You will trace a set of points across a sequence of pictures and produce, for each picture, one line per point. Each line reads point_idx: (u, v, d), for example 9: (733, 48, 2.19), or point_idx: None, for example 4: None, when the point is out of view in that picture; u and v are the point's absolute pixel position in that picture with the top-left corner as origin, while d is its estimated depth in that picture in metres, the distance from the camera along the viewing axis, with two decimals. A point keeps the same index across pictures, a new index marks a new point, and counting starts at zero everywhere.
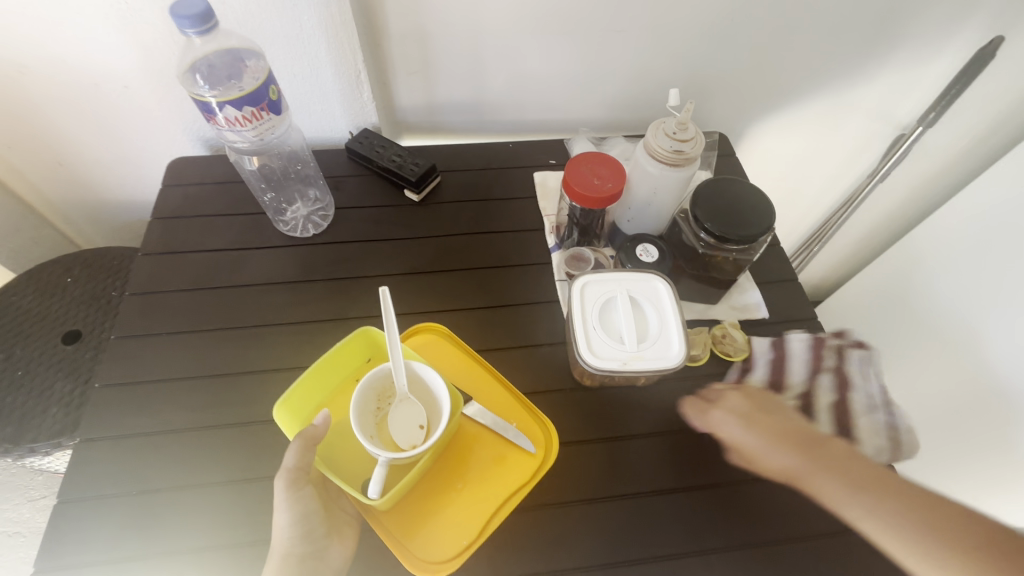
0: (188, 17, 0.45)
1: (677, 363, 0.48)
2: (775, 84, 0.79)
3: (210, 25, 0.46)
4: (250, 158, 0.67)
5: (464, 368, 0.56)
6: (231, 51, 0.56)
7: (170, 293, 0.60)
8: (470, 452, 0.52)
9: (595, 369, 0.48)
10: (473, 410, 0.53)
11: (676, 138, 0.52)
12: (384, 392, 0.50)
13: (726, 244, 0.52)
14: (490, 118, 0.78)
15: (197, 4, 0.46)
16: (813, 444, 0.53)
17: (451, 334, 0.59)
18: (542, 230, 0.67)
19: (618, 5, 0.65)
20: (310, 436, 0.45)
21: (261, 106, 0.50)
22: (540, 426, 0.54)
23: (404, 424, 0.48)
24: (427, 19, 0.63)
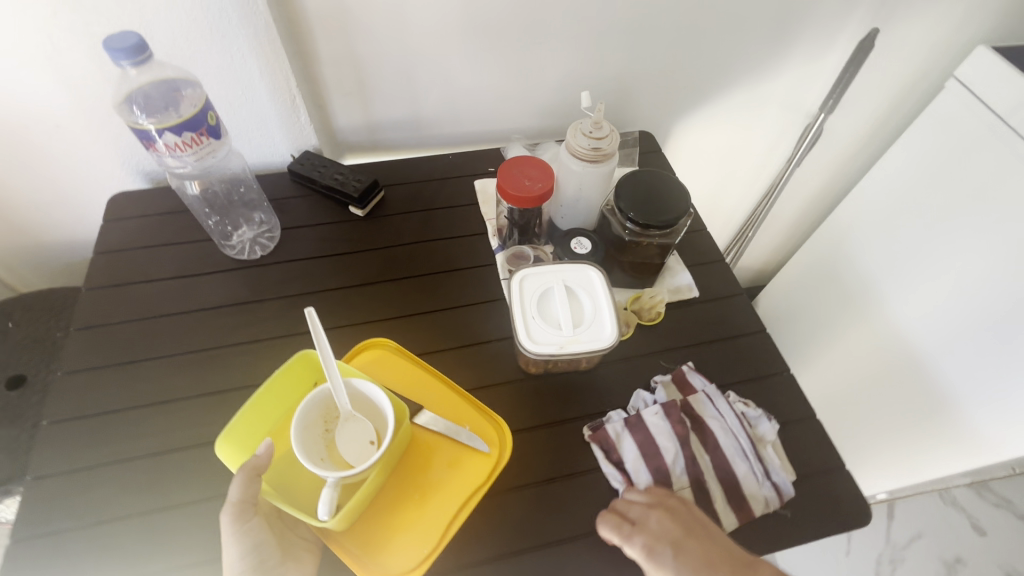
0: (123, 50, 0.46)
1: (610, 344, 0.52)
2: (691, 84, 0.85)
3: (145, 56, 0.48)
4: (191, 183, 0.69)
5: (411, 378, 0.58)
6: (167, 81, 0.55)
7: (117, 325, 0.60)
8: (427, 459, 0.54)
9: (534, 353, 0.52)
10: (424, 419, 0.55)
11: (594, 136, 0.56)
12: (328, 414, 0.52)
13: (650, 230, 0.57)
14: (428, 133, 0.82)
15: (130, 37, 0.47)
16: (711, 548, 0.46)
17: (397, 345, 0.61)
18: (484, 234, 0.70)
19: (537, 20, 0.69)
20: (254, 467, 0.45)
21: (200, 131, 0.52)
22: (494, 426, 0.56)
23: (354, 441, 0.50)
24: (357, 43, 0.67)
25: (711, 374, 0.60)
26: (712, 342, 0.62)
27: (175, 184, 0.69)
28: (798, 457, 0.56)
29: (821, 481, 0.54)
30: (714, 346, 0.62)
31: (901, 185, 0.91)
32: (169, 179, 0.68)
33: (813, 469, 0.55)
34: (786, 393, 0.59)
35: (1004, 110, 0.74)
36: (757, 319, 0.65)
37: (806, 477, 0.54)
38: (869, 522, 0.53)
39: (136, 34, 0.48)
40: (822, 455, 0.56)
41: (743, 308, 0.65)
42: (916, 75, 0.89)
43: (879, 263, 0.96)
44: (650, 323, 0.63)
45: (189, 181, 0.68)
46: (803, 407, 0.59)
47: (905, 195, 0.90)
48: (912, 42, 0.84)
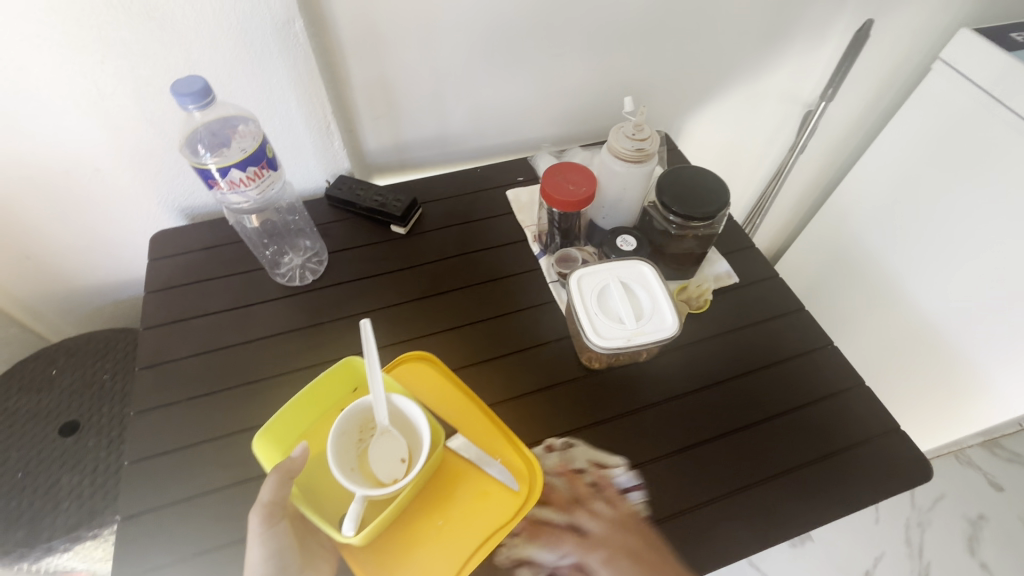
0: (191, 94, 0.48)
1: (674, 331, 0.55)
2: (697, 83, 0.89)
3: (208, 97, 0.49)
4: (249, 216, 0.71)
5: (447, 397, 0.58)
6: (225, 118, 0.59)
7: (180, 360, 0.60)
8: (454, 484, 0.54)
9: (603, 347, 0.54)
10: (457, 443, 0.55)
11: (636, 138, 0.59)
12: (365, 424, 0.53)
13: (694, 222, 0.60)
14: (453, 149, 0.84)
15: (194, 81, 0.49)
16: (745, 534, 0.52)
17: (439, 362, 0.61)
18: (525, 240, 0.73)
19: (556, 33, 0.73)
20: (287, 470, 0.47)
21: (261, 164, 0.53)
22: (526, 463, 0.55)
23: (386, 458, 0.51)
24: (388, 67, 0.69)
25: (763, 354, 0.63)
26: (758, 324, 0.65)
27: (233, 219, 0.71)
28: (857, 424, 0.59)
29: (880, 443, 0.58)
30: (761, 328, 0.65)
31: (898, 163, 0.96)
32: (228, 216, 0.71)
33: (872, 433, 0.58)
34: (834, 365, 0.63)
35: (989, 84, 0.80)
36: (796, 299, 0.68)
37: (866, 441, 0.58)
38: (929, 477, 0.56)
39: (198, 78, 0.50)
40: (878, 419, 0.59)
41: (782, 290, 0.69)
42: (903, 59, 0.95)
43: (884, 238, 1.01)
44: (699, 312, 0.66)
45: (248, 216, 0.71)
46: (852, 377, 0.62)
47: (903, 172, 0.95)
48: (897, 29, 0.90)
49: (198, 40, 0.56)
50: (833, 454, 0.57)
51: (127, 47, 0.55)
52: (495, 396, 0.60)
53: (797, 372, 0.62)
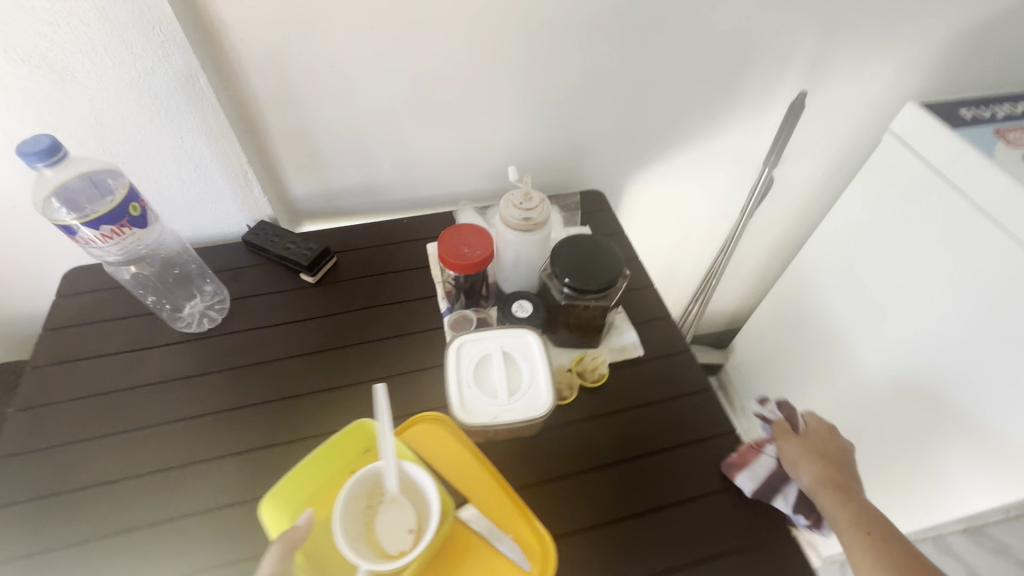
0: (35, 153, 0.48)
1: (546, 410, 0.52)
2: (638, 144, 0.89)
3: (59, 153, 0.50)
4: (127, 267, 0.70)
5: (460, 461, 0.56)
6: (88, 175, 0.57)
7: (60, 404, 0.60)
8: (464, 561, 0.50)
9: (466, 423, 0.51)
10: (468, 513, 0.53)
11: (524, 208, 0.58)
12: (374, 490, 0.51)
13: (587, 295, 0.58)
14: (386, 199, 0.84)
15: (42, 140, 0.49)
16: (845, 481, 0.54)
17: (446, 420, 0.59)
18: (434, 297, 0.71)
19: (480, 91, 0.73)
20: (289, 539, 0.45)
21: (122, 223, 0.54)
22: (539, 541, 0.51)
23: (393, 528, 0.48)
24: (309, 121, 0.70)
25: (659, 437, 0.59)
26: (660, 403, 0.61)
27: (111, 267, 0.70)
28: (749, 523, 0.54)
29: (771, 549, 0.53)
30: (662, 407, 0.61)
31: (853, 233, 0.93)
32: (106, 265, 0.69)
33: (763, 535, 0.54)
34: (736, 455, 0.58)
35: (941, 162, 0.77)
36: (706, 377, 0.64)
37: (755, 545, 0.53)
38: None
39: (50, 135, 0.50)
40: (772, 520, 0.55)
41: (692, 365, 0.65)
42: (857, 126, 0.93)
43: (841, 308, 0.96)
44: (595, 385, 0.62)
45: (126, 266, 0.70)
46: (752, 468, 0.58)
47: (859, 242, 0.92)
48: (846, 98, 0.88)
49: (102, 92, 0.58)
50: (718, 555, 0.52)
51: (33, 97, 0.56)
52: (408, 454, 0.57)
53: (692, 459, 0.58)
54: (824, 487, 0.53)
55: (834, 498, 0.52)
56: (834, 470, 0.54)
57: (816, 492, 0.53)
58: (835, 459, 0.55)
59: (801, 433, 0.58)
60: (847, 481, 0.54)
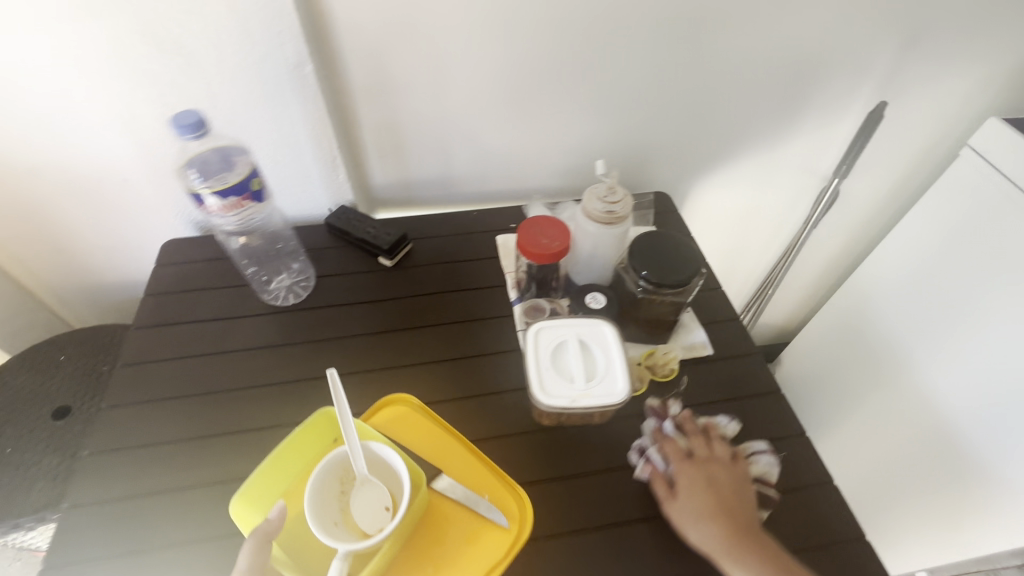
0: (184, 126, 0.51)
1: (622, 399, 0.53)
2: (705, 149, 0.90)
3: (203, 130, 0.53)
4: (236, 238, 0.75)
5: (431, 439, 0.59)
6: (222, 150, 0.66)
7: (160, 362, 0.64)
8: (444, 529, 0.53)
9: (546, 405, 0.53)
10: (444, 484, 0.55)
11: (609, 200, 0.59)
12: (345, 475, 0.53)
13: (664, 289, 0.59)
14: (457, 191, 0.87)
15: (189, 114, 0.52)
16: (745, 529, 0.48)
17: (421, 403, 0.62)
18: (504, 286, 0.73)
19: (558, 89, 0.76)
20: (264, 531, 0.47)
21: (245, 195, 0.55)
22: (517, 500, 0.55)
23: (368, 507, 0.51)
24: (396, 112, 0.74)
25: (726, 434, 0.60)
26: (728, 401, 0.62)
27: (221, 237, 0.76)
28: (818, 523, 0.54)
29: (841, 550, 0.53)
30: (729, 405, 0.62)
31: (920, 248, 0.91)
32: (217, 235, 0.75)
33: (833, 536, 0.54)
34: (805, 457, 0.58)
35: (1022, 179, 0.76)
36: (773, 379, 0.64)
37: (826, 545, 0.53)
38: None
39: (197, 111, 0.54)
40: (842, 522, 0.54)
41: (759, 368, 0.65)
42: (930, 141, 0.92)
43: (904, 324, 0.94)
44: (664, 380, 0.63)
45: (235, 237, 0.75)
46: (821, 471, 0.58)
47: (926, 257, 0.90)
48: (921, 112, 0.87)
49: (219, 76, 0.62)
50: (787, 551, 0.53)
51: (157, 79, 0.62)
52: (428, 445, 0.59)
53: None
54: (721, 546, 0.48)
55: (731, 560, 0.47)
56: (734, 517, 0.49)
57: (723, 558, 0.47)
58: (733, 500, 0.50)
59: (696, 466, 0.52)
60: (735, 519, 0.49)
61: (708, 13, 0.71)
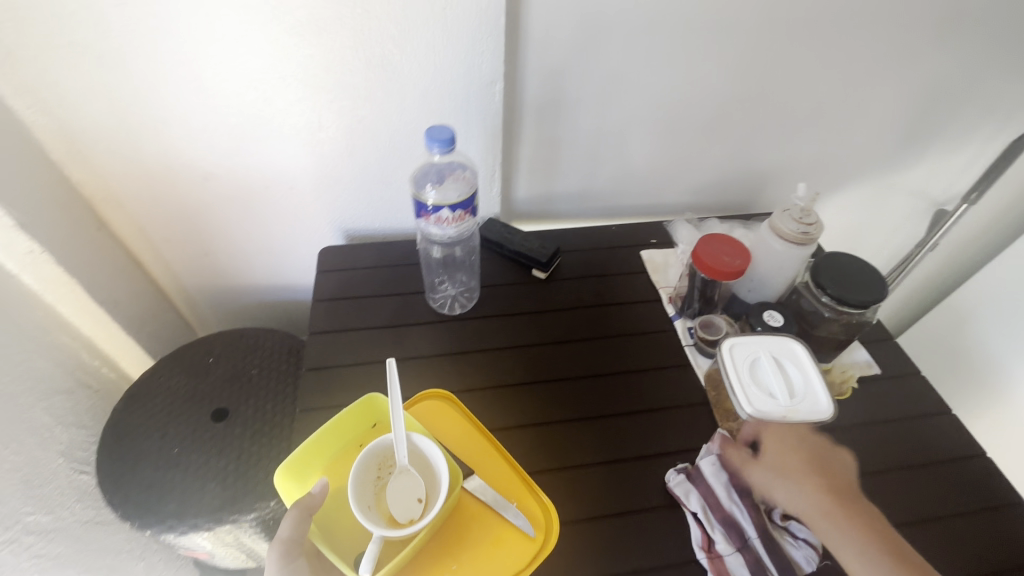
0: (442, 141, 0.52)
1: (830, 416, 0.54)
2: (829, 170, 0.92)
3: (451, 147, 0.54)
4: (436, 247, 0.76)
5: (466, 435, 0.60)
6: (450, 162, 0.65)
7: (342, 368, 0.65)
8: (470, 528, 0.54)
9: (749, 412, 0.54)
10: (474, 484, 0.56)
11: (803, 222, 0.63)
12: (385, 462, 0.54)
13: (847, 306, 0.60)
14: (591, 206, 0.89)
15: (444, 132, 0.53)
16: (846, 496, 0.51)
17: (453, 399, 0.63)
18: (659, 301, 0.75)
19: (709, 109, 0.78)
20: (305, 504, 0.50)
21: (468, 210, 0.57)
22: (542, 508, 0.55)
23: (403, 497, 0.52)
24: (558, 128, 0.76)
25: (909, 452, 0.60)
26: (903, 420, 0.63)
27: (421, 246, 0.76)
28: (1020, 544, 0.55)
29: None
30: (905, 424, 0.63)
31: None
32: (419, 243, 0.75)
33: None
34: (992, 477, 0.59)
35: None
36: (942, 399, 0.65)
37: None
38: None
39: (449, 128, 0.54)
40: None
41: (926, 387, 0.66)
42: None
43: None
44: (841, 398, 0.65)
45: (435, 246, 0.75)
46: (1010, 492, 0.58)
47: None
48: None
49: (412, 90, 0.64)
50: (997, 571, 0.53)
51: (355, 91, 0.64)
52: (552, 462, 0.59)
53: (948, 476, 0.59)
54: (826, 513, 0.50)
55: (830, 527, 0.49)
56: (832, 483, 0.51)
57: (818, 520, 0.50)
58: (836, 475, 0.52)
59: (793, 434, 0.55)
60: (840, 495, 0.51)
61: (863, 40, 0.73)
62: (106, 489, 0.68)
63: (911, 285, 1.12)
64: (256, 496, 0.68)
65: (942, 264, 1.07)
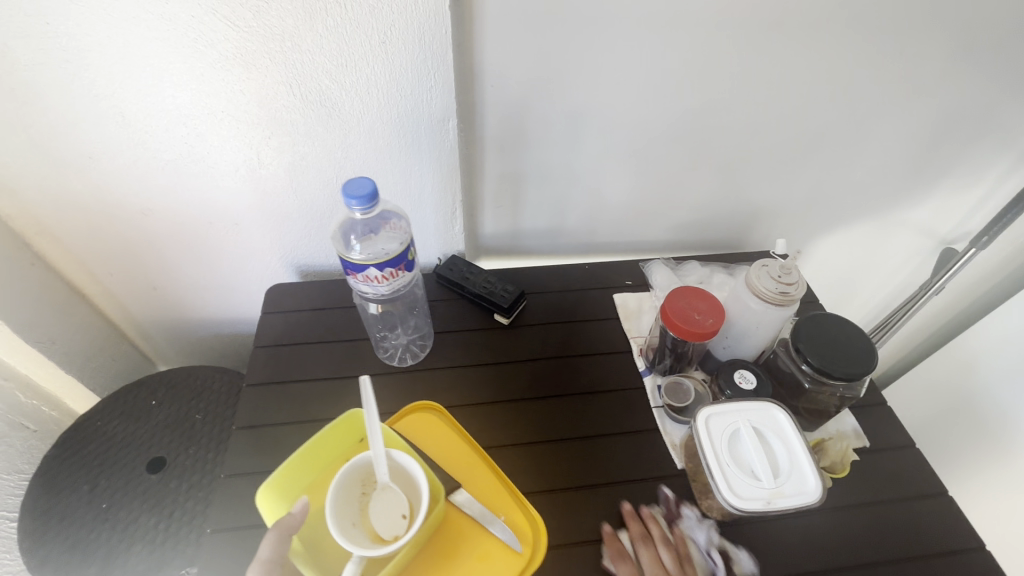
0: (359, 198, 0.49)
1: (818, 498, 0.49)
2: (825, 206, 0.85)
3: (374, 202, 0.51)
4: (374, 304, 0.71)
5: (452, 448, 0.59)
6: (379, 214, 0.61)
7: (278, 426, 0.60)
8: (457, 542, 0.53)
9: (738, 510, 0.49)
10: (461, 497, 0.55)
11: (782, 280, 0.56)
12: (368, 477, 0.51)
13: (830, 379, 0.54)
14: (565, 242, 0.83)
15: (366, 185, 0.50)
16: None
17: (440, 411, 0.62)
18: (629, 352, 0.69)
19: (690, 143, 0.72)
20: (286, 525, 0.46)
21: (401, 266, 0.53)
22: (529, 523, 0.54)
23: (387, 513, 0.49)
24: (523, 164, 0.70)
25: (898, 544, 0.54)
26: (893, 503, 0.57)
27: (357, 302, 0.71)
28: None
29: None
30: (894, 507, 0.56)
31: None
32: (355, 297, 0.70)
33: None
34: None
35: None
36: (937, 479, 0.59)
37: None
38: None
39: (370, 180, 0.51)
40: None
41: (920, 463, 0.60)
42: None
43: None
44: (833, 476, 0.58)
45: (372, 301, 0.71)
46: None
47: None
48: None
49: (357, 127, 0.59)
50: None
51: (294, 128, 0.58)
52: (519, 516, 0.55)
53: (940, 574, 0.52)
54: None
55: None
56: None
57: None
58: None
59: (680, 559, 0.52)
60: None
61: (858, 74, 0.67)
62: (28, 546, 0.63)
63: (914, 325, 1.04)
64: (184, 558, 0.62)
65: (948, 305, 1.00)
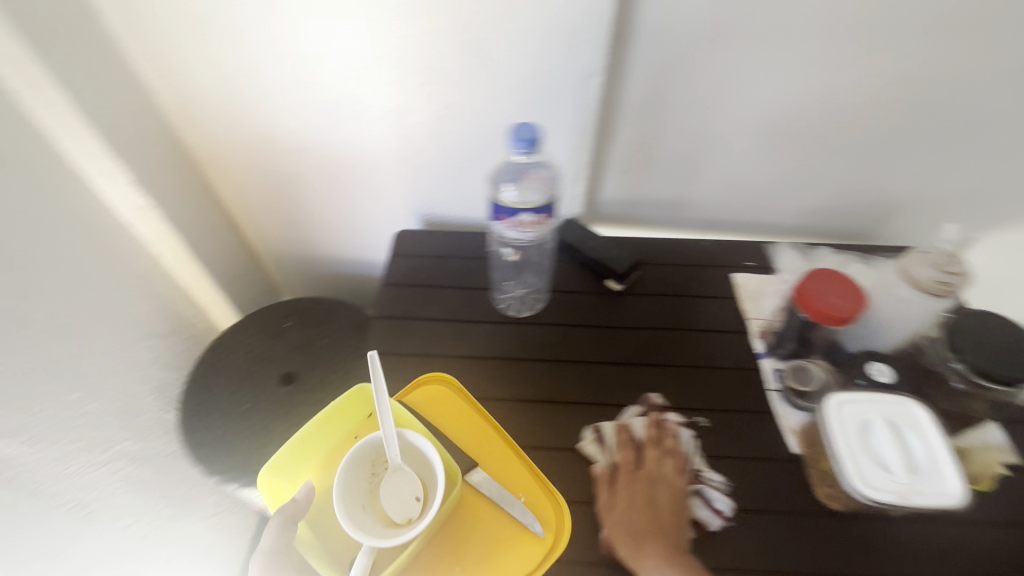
0: (524, 141, 0.51)
1: (955, 502, 0.51)
2: (988, 200, 0.76)
3: (535, 148, 0.53)
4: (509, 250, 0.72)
5: (467, 427, 0.59)
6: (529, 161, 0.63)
7: (401, 356, 0.65)
8: (473, 525, 0.52)
9: (872, 500, 0.51)
10: (478, 477, 0.54)
11: (946, 270, 0.59)
12: (377, 458, 0.53)
13: (987, 380, 0.55)
14: (684, 216, 0.81)
15: (529, 131, 0.52)
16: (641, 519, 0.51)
17: (458, 387, 0.62)
18: (747, 333, 0.66)
19: (839, 118, 0.67)
20: (287, 514, 0.49)
21: (549, 214, 0.55)
22: (552, 507, 0.53)
23: (396, 494, 0.50)
24: (655, 129, 0.69)
25: None
26: None
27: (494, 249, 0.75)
28: None
29: None
30: None
31: None
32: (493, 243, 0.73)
33: None
34: None
35: None
36: None
37: None
38: None
39: (532, 124, 0.53)
40: None
41: None
42: None
43: None
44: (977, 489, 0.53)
45: (508, 248, 0.72)
46: None
47: None
48: None
49: (501, 77, 0.61)
50: None
51: (444, 77, 0.62)
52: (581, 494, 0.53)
53: None
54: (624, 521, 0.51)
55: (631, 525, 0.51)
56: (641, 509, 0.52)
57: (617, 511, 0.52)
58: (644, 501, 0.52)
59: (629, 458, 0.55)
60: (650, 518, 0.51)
61: None
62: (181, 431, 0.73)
63: None
64: None
65: None
